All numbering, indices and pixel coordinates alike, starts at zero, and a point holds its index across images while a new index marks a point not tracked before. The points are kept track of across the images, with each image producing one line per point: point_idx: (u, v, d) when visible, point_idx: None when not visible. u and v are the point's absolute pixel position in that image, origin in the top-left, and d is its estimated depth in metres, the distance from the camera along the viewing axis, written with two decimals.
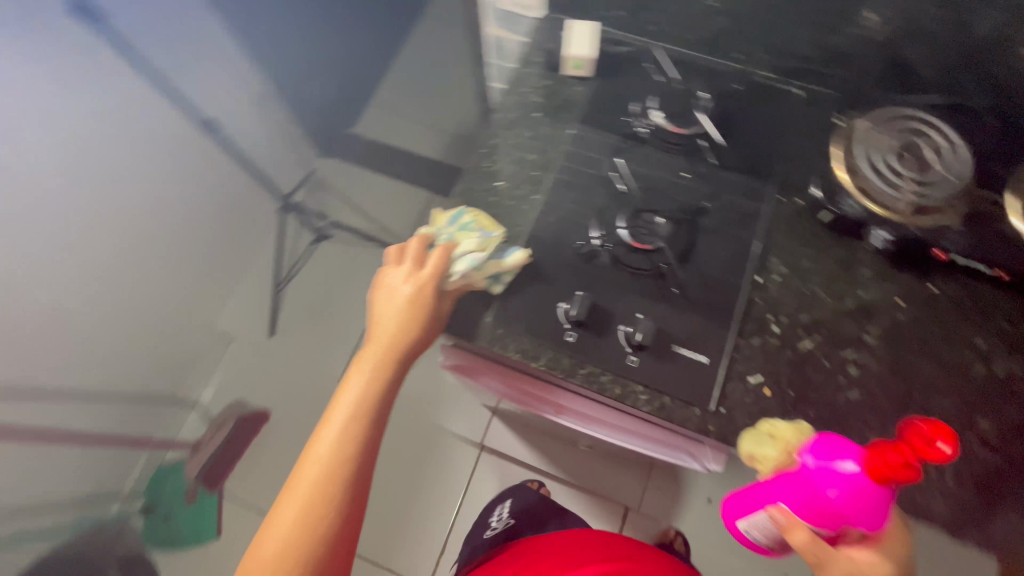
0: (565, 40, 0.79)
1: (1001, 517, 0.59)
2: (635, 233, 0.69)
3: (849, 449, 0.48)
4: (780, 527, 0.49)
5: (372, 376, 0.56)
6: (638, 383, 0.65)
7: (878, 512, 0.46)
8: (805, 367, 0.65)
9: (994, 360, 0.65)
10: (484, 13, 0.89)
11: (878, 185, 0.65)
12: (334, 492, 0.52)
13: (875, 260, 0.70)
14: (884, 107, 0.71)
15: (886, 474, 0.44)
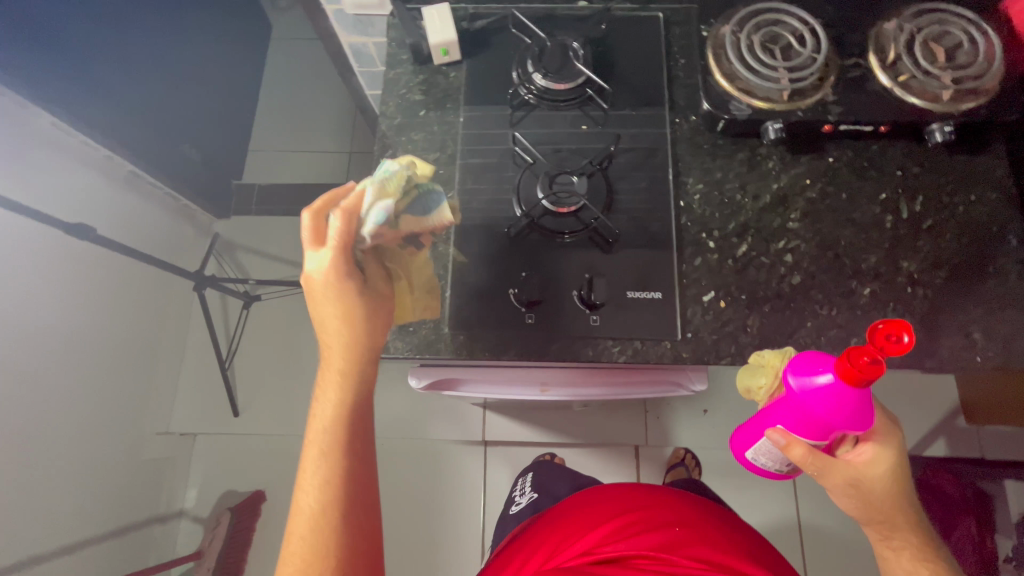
0: (423, 28, 0.75)
1: (946, 339, 0.66)
2: (556, 200, 0.69)
3: (823, 363, 0.53)
4: (781, 447, 0.58)
5: (334, 405, 0.57)
6: (607, 339, 0.66)
7: (859, 415, 0.53)
8: (748, 269, 0.69)
9: (901, 205, 0.71)
10: (333, 23, 0.85)
11: (757, 83, 0.68)
12: (325, 536, 0.53)
13: (776, 151, 0.74)
14: (740, 7, 0.74)
15: (855, 379, 0.50)
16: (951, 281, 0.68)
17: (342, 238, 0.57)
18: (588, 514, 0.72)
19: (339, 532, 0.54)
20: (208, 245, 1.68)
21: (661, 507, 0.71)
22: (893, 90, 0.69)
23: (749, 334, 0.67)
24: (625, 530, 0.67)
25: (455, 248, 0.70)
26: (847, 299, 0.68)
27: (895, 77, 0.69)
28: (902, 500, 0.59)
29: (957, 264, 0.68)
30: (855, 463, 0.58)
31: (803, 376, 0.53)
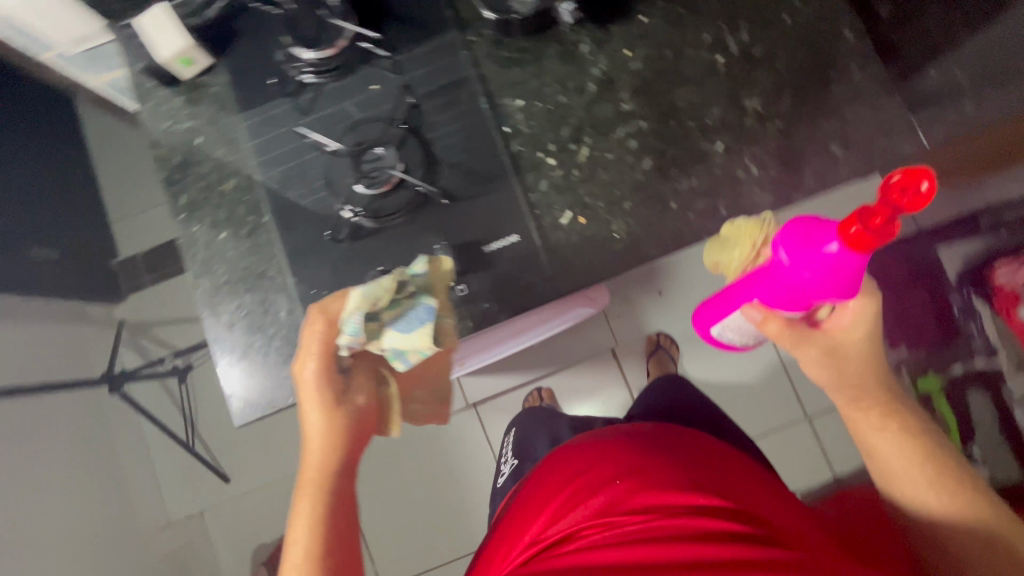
0: (148, 43, 0.63)
1: (809, 165, 0.63)
2: (371, 183, 0.62)
3: (825, 231, 0.47)
4: (757, 321, 0.57)
5: (315, 493, 0.53)
6: (482, 302, 0.62)
7: (848, 286, 0.49)
8: (597, 173, 0.64)
9: (729, 41, 0.64)
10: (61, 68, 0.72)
11: None
12: None
13: (586, 32, 0.66)
14: None
15: (864, 245, 0.44)
16: (798, 103, 0.63)
17: (324, 348, 0.54)
18: (540, 490, 0.60)
19: None
20: (114, 336, 1.56)
21: (615, 450, 0.60)
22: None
23: (618, 240, 0.63)
24: (576, 497, 0.55)
25: (294, 273, 0.64)
26: (703, 163, 0.63)
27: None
28: (875, 363, 0.58)
29: (800, 82, 0.63)
30: (830, 329, 0.57)
31: (803, 248, 0.48)
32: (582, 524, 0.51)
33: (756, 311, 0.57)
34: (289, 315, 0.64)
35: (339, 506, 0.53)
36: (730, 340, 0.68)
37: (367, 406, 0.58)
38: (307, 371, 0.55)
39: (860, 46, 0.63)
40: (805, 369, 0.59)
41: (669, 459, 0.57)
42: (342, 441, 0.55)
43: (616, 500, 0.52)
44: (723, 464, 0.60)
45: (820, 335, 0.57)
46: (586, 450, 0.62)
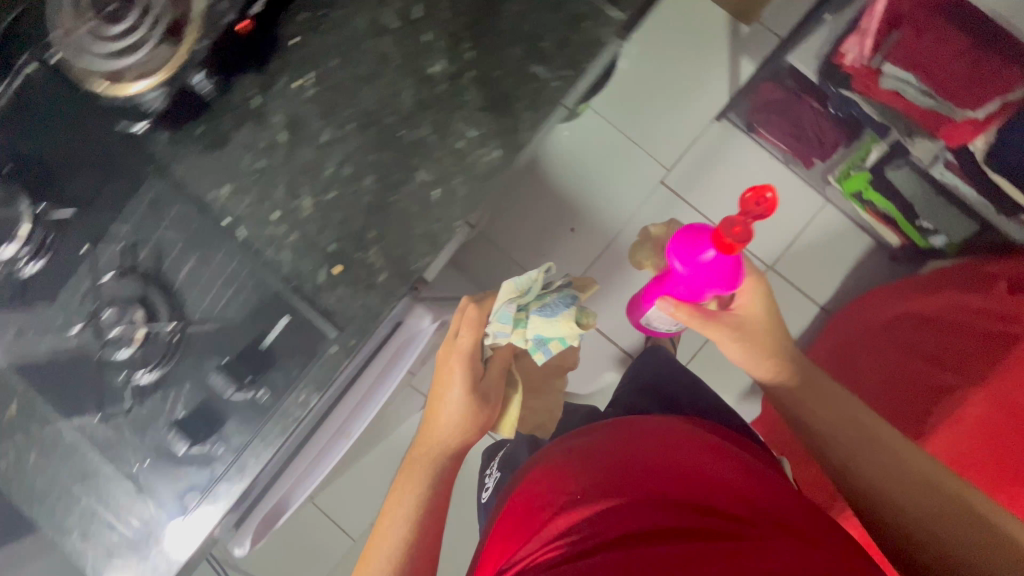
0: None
1: (520, 100, 0.58)
2: (123, 346, 0.59)
3: (703, 240, 0.78)
4: (669, 312, 0.84)
5: (416, 482, 0.80)
6: (288, 394, 0.59)
7: (731, 279, 0.80)
8: (330, 215, 0.60)
9: (384, 16, 0.59)
10: None
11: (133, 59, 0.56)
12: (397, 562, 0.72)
13: (246, 82, 0.60)
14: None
15: (732, 246, 0.73)
16: (479, 43, 0.58)
17: (474, 329, 0.82)
18: (503, 521, 0.68)
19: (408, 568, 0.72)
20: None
21: (622, 463, 0.66)
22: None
23: (381, 269, 0.59)
24: (531, 520, 0.63)
25: (109, 461, 0.61)
26: (421, 152, 0.59)
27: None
28: (775, 332, 0.87)
29: (470, 21, 0.58)
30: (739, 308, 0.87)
31: (693, 253, 0.79)
32: (537, 550, 0.59)
33: (668, 306, 0.84)
34: (129, 498, 0.61)
35: (435, 481, 0.80)
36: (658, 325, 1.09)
37: (495, 372, 0.86)
38: (462, 345, 0.83)
39: None
40: (719, 346, 0.87)
41: (658, 476, 0.63)
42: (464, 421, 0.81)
43: (564, 520, 0.60)
44: (655, 439, 0.71)
45: (726, 315, 0.86)
46: (546, 468, 0.71)
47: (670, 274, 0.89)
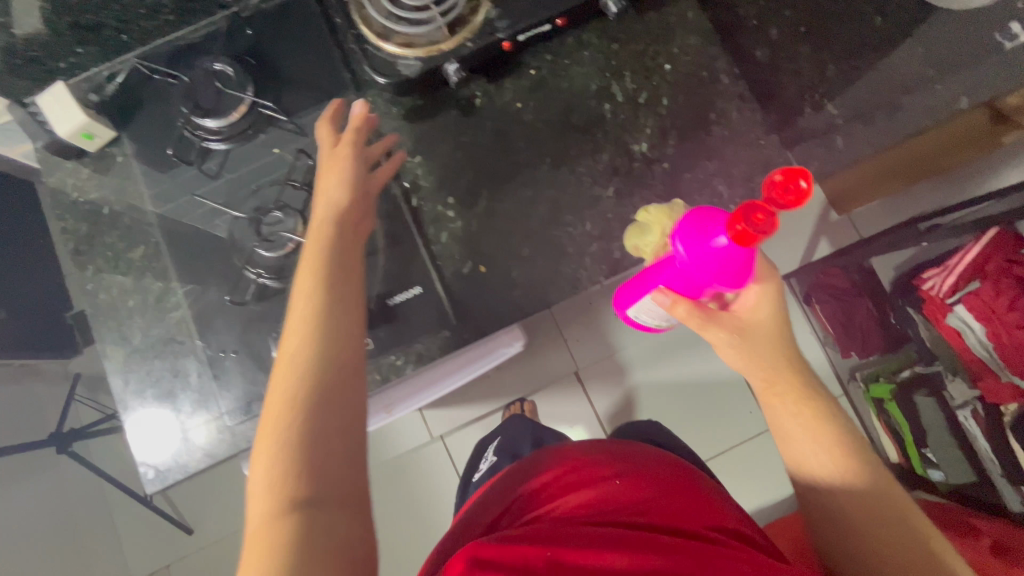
0: (50, 123, 0.65)
1: (695, 205, 0.65)
2: (272, 247, 0.63)
3: (717, 222, 0.46)
4: (666, 307, 0.54)
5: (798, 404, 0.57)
6: (387, 354, 0.63)
7: (735, 273, 0.48)
8: (496, 221, 0.66)
9: (612, 92, 0.68)
10: (53, 123, 0.64)
11: (411, 33, 0.62)
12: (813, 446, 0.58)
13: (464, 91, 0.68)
14: None
15: (750, 235, 0.43)
16: (680, 145, 0.66)
17: None
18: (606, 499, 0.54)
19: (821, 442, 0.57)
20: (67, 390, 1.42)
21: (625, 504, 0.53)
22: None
23: (517, 285, 0.65)
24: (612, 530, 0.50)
25: (200, 336, 0.64)
26: (596, 207, 0.66)
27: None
28: None
29: (682, 126, 0.67)
30: (739, 313, 0.56)
31: (700, 242, 0.47)
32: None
33: (664, 296, 0.55)
34: (200, 378, 0.64)
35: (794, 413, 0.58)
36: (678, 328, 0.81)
37: None
38: None
39: (732, 89, 0.67)
40: None
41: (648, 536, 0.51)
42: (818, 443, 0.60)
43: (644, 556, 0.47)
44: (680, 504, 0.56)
45: (729, 317, 0.56)
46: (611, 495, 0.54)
47: (659, 256, 0.55)
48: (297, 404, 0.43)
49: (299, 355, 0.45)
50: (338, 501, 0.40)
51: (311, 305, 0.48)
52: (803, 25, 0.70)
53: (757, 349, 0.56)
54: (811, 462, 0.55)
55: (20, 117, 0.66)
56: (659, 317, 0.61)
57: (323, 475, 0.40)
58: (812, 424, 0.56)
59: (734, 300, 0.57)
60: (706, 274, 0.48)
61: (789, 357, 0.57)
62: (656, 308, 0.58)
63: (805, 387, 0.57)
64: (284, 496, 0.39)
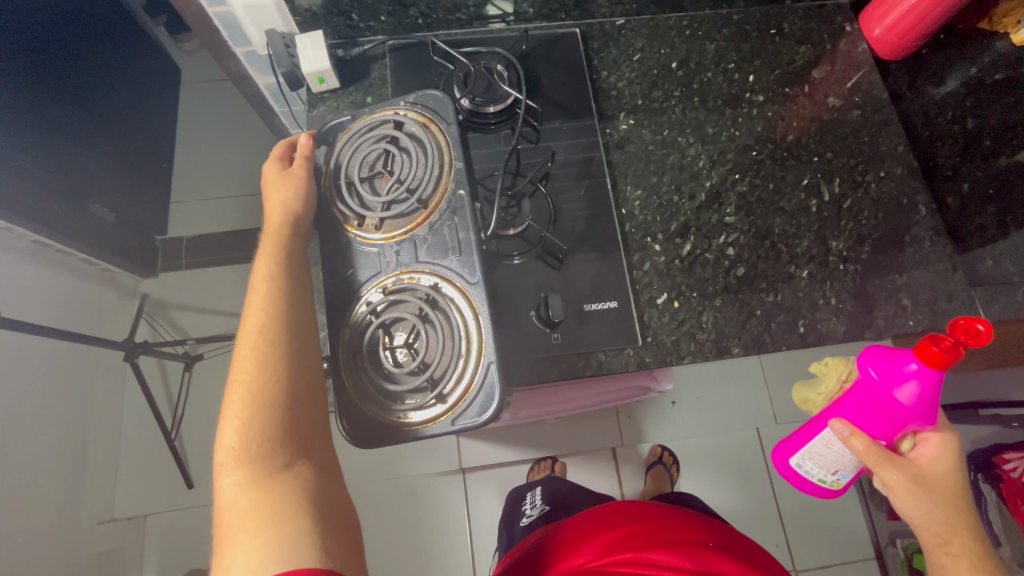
0: (295, 55, 0.73)
1: (880, 310, 0.70)
2: (504, 227, 0.70)
3: (902, 352, 0.56)
4: (843, 437, 0.60)
5: (958, 524, 0.59)
6: (572, 353, 0.66)
7: (925, 403, 0.56)
8: (695, 268, 0.71)
9: (820, 190, 0.75)
10: (301, 57, 0.73)
11: (329, 161, 0.63)
12: (974, 553, 0.59)
13: (476, 236, 0.59)
14: (452, 141, 0.62)
15: (940, 360, 0.53)
16: (877, 253, 0.73)
17: None
18: (663, 523, 0.76)
19: (975, 555, 0.59)
20: (133, 309, 1.40)
21: (678, 525, 0.76)
22: (386, 242, 0.60)
23: (705, 330, 0.68)
24: (675, 527, 0.76)
25: None
26: (788, 281, 0.71)
27: (440, 277, 0.58)
28: None
29: (879, 238, 0.73)
30: (916, 460, 0.61)
31: (888, 368, 0.57)
32: (732, 546, 0.73)
33: (842, 426, 0.60)
34: None
35: (962, 525, 0.59)
36: (810, 476, 0.69)
37: None
38: None
39: (929, 220, 0.74)
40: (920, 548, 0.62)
41: (701, 532, 0.75)
42: (986, 553, 0.59)
43: (701, 535, 0.74)
44: (719, 536, 0.75)
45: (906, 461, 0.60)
46: (670, 516, 0.79)
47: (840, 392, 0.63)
48: (259, 393, 0.47)
49: (255, 339, 0.49)
50: (310, 453, 0.47)
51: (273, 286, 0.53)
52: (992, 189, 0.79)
53: (930, 472, 0.60)
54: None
55: (276, 45, 0.72)
56: (825, 468, 0.66)
57: (287, 441, 0.46)
58: (952, 521, 0.59)
59: (909, 448, 0.62)
60: (885, 397, 0.58)
61: (954, 473, 0.60)
62: (832, 448, 0.63)
63: (967, 516, 0.60)
64: (259, 457, 0.45)
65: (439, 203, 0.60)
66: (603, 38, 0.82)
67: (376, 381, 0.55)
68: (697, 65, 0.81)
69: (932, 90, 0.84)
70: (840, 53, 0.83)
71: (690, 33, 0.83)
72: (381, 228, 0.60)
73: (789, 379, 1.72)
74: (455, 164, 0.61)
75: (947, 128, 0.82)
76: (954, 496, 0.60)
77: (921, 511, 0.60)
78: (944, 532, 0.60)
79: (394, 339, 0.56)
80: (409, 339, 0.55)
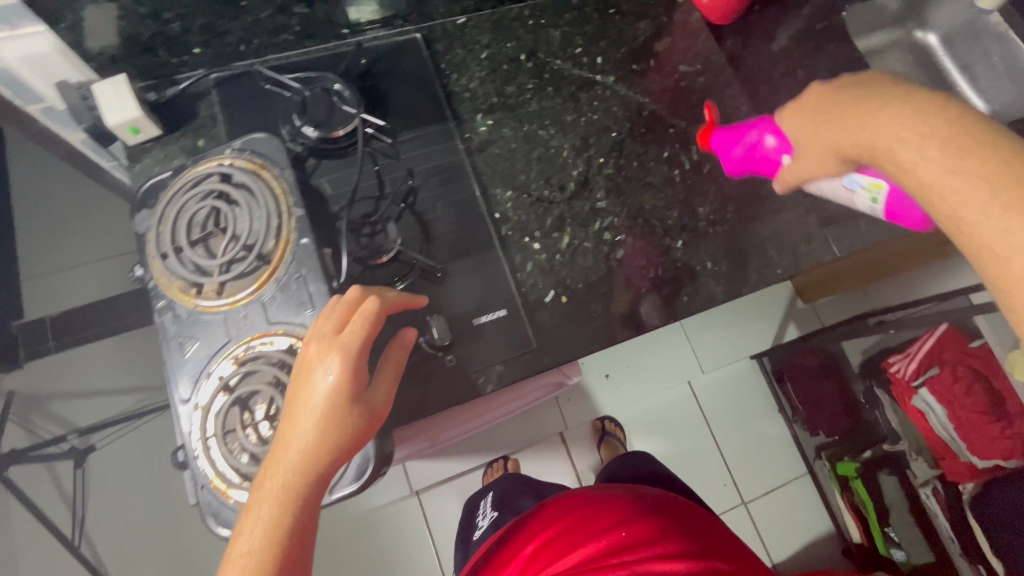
0: (96, 107, 0.64)
1: (750, 264, 0.74)
2: (370, 254, 0.64)
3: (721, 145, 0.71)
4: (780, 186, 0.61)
5: (867, 111, 0.45)
6: (470, 370, 0.64)
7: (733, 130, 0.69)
8: (576, 258, 0.71)
9: (681, 161, 0.78)
10: (103, 109, 0.64)
11: (156, 229, 0.58)
12: (912, 115, 0.40)
13: (330, 285, 0.56)
14: (286, 187, 0.58)
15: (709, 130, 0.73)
16: (741, 210, 0.76)
17: None
18: (610, 507, 0.77)
19: (910, 122, 0.40)
20: None
21: (624, 505, 0.78)
22: (232, 306, 0.56)
23: (596, 318, 0.69)
24: (620, 509, 0.77)
25: None
26: (665, 254, 0.73)
27: (295, 337, 0.54)
28: None
29: (740, 197, 0.77)
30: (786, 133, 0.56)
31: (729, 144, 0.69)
32: (673, 525, 0.74)
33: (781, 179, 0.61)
34: None
35: (893, 103, 0.43)
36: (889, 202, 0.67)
37: None
38: None
39: None
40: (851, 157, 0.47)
41: (644, 511, 0.76)
42: (909, 105, 0.42)
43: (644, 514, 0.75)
44: (664, 515, 0.76)
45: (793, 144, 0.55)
46: (618, 495, 0.81)
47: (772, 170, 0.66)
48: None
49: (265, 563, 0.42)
50: None
51: (313, 446, 0.45)
52: None
53: (812, 103, 0.52)
54: (896, 148, 0.41)
55: (72, 99, 0.64)
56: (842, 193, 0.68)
57: None
58: (859, 110, 0.45)
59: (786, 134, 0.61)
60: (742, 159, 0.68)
61: (847, 87, 0.49)
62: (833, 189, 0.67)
63: (868, 95, 0.45)
64: None
65: (283, 254, 0.56)
66: (444, 39, 0.79)
67: (239, 466, 0.52)
68: (546, 54, 0.81)
69: (766, 47, 0.90)
70: (677, 24, 0.86)
71: (533, 24, 0.82)
72: (224, 292, 0.56)
73: (707, 328, 1.83)
74: (293, 210, 0.57)
75: (783, 81, 0.88)
76: (846, 98, 0.48)
77: (835, 148, 0.49)
78: (858, 116, 0.45)
79: (255, 414, 0.53)
80: (267, 411, 0.52)
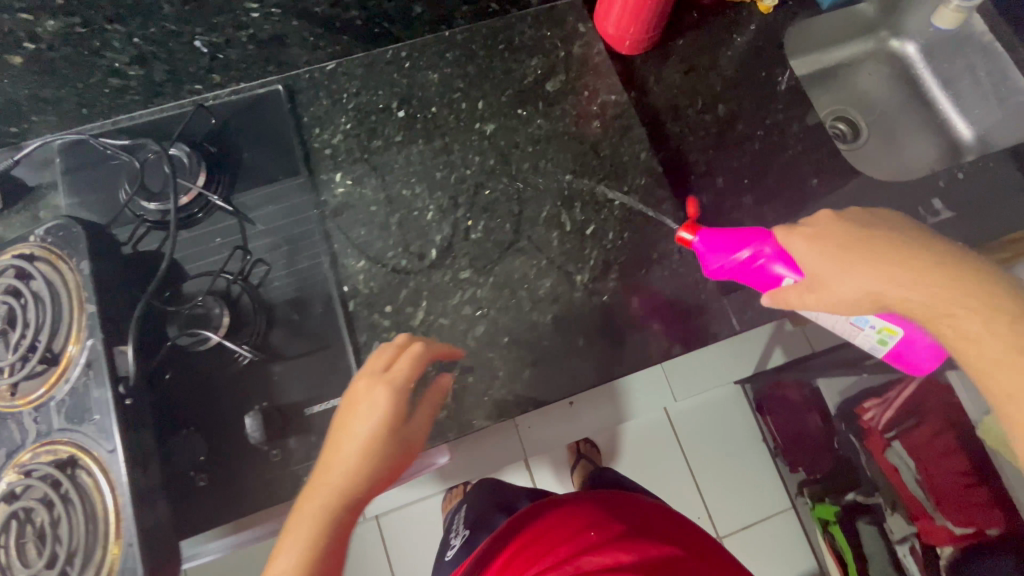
0: None
1: (630, 342, 0.66)
2: (192, 340, 0.60)
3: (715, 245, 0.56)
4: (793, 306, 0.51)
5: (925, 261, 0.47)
6: (295, 466, 0.59)
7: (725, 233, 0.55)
8: (428, 337, 0.65)
9: (562, 221, 0.70)
10: None
11: None
12: (966, 286, 0.45)
13: (117, 391, 0.52)
14: (82, 280, 0.54)
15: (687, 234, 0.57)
16: (626, 278, 0.68)
17: None
18: (576, 510, 0.67)
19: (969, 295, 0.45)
20: None
21: (589, 510, 0.67)
22: (26, 409, 0.53)
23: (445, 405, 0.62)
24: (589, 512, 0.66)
25: None
26: (530, 330, 0.65)
27: (77, 448, 0.51)
28: None
29: (626, 263, 0.68)
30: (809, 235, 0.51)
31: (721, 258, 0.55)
32: (650, 533, 0.64)
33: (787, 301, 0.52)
34: None
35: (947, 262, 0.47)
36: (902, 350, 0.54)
37: None
38: None
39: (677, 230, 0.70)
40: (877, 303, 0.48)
41: (613, 518, 0.65)
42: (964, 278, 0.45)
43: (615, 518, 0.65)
44: (639, 521, 0.66)
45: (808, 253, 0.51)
46: (583, 498, 0.71)
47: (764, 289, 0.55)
48: None
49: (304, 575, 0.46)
50: None
51: (356, 473, 0.50)
52: (745, 179, 0.75)
53: (835, 238, 0.50)
54: (963, 327, 0.44)
55: None
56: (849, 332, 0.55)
57: None
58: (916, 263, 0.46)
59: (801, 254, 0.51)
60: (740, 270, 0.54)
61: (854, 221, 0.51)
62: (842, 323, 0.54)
63: (925, 255, 0.47)
64: None
65: (73, 356, 0.52)
66: (309, 89, 0.73)
67: None
68: (420, 101, 0.74)
69: (684, 80, 0.79)
70: (575, 58, 0.77)
71: (409, 67, 0.75)
72: (17, 393, 0.53)
73: None
74: (87, 306, 0.53)
75: (700, 120, 0.78)
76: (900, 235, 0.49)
77: (872, 289, 0.47)
78: (910, 272, 0.47)
79: (33, 530, 0.50)
80: (41, 530, 0.49)
